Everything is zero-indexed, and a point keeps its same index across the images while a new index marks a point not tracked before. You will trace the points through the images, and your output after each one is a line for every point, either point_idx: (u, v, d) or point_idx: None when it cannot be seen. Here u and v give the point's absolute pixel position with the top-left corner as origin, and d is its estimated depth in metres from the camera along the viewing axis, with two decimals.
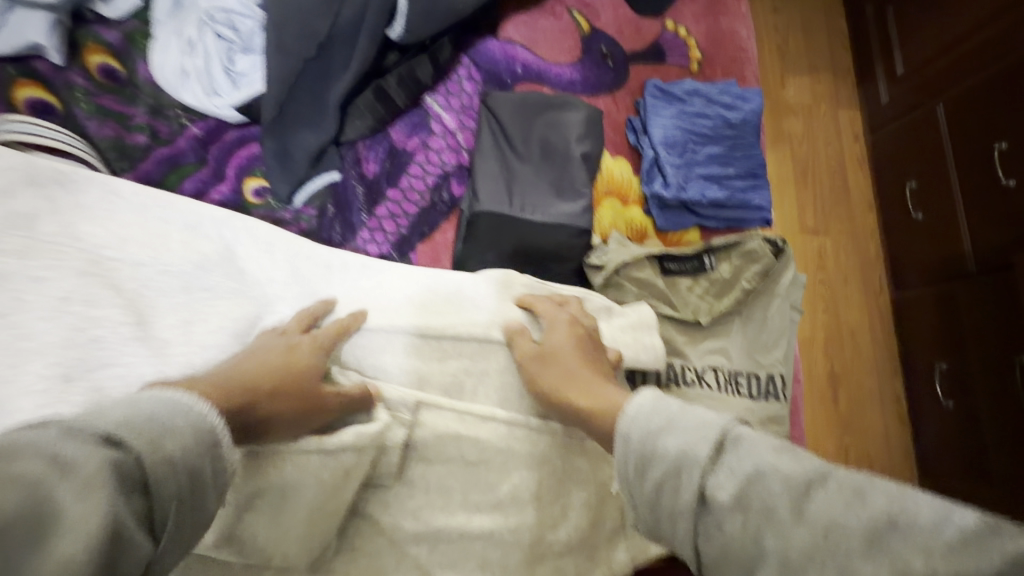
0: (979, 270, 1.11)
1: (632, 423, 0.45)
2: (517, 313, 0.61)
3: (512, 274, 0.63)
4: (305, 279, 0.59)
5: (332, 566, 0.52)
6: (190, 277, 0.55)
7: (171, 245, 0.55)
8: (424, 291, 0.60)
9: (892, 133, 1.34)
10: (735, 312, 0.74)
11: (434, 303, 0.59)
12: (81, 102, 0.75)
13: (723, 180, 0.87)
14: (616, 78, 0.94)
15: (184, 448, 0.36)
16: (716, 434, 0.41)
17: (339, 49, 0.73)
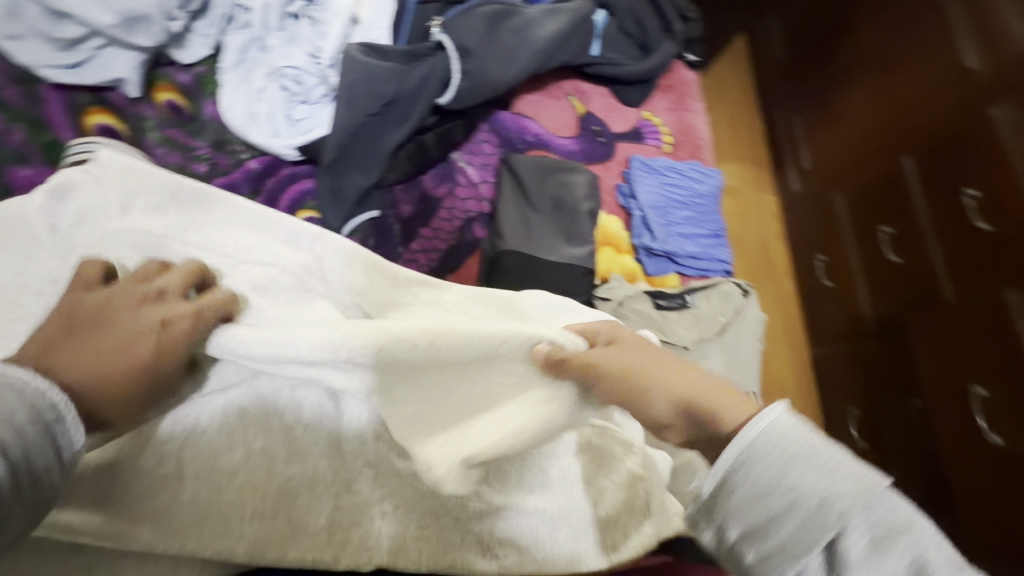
0: (877, 329, 1.35)
1: (772, 438, 0.47)
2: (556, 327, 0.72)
3: (549, 296, 0.74)
4: (376, 291, 0.66)
5: (408, 540, 0.59)
6: (300, 280, 0.64)
7: (281, 253, 0.64)
8: (475, 307, 0.70)
9: (804, 213, 1.65)
10: (714, 340, 0.91)
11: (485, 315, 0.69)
12: (150, 132, 0.83)
13: (694, 238, 1.09)
14: (606, 151, 1.15)
15: (17, 424, 0.41)
16: (870, 489, 0.45)
17: (398, 109, 0.87)
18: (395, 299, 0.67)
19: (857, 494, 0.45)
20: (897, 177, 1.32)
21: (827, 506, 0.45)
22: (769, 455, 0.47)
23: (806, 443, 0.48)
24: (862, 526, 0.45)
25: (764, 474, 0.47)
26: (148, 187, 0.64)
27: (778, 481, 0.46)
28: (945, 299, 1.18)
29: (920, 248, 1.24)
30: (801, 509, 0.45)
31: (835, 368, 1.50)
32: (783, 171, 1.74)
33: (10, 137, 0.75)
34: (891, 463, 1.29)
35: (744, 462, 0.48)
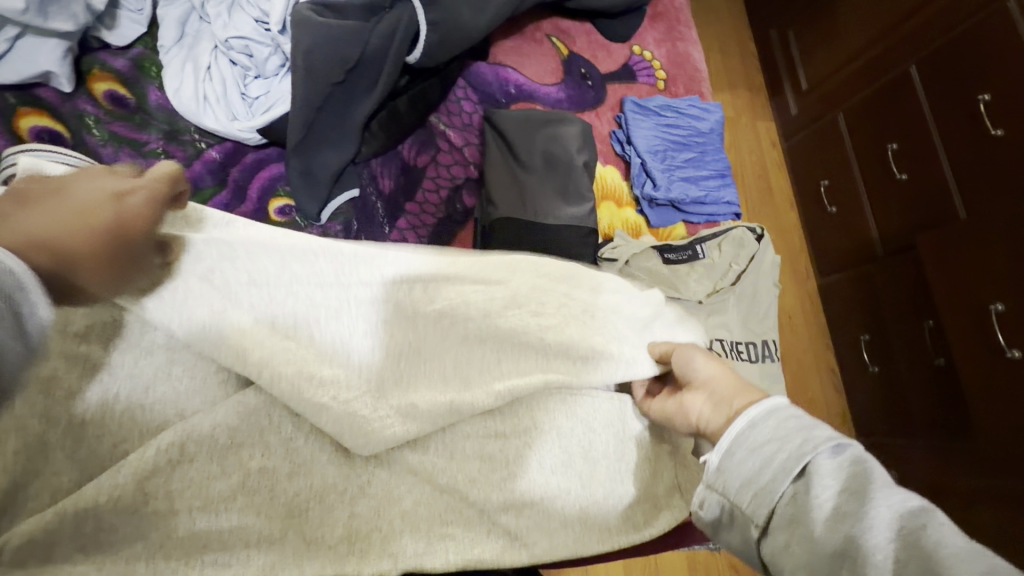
0: (886, 253, 1.30)
1: (743, 440, 0.44)
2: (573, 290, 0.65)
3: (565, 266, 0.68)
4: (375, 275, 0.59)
5: (429, 541, 0.56)
6: (271, 277, 0.55)
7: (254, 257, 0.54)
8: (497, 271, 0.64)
9: (804, 137, 1.56)
10: (730, 291, 0.87)
11: (502, 276, 0.64)
12: (93, 129, 0.75)
13: (699, 181, 1.01)
14: (596, 95, 1.05)
15: None
16: (807, 458, 0.41)
17: (365, 73, 0.78)
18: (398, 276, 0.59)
19: (808, 447, 0.41)
20: (903, 87, 1.23)
21: (791, 461, 0.41)
22: (772, 423, 0.44)
23: (775, 444, 0.42)
24: (824, 470, 0.40)
25: (747, 457, 0.43)
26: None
27: (775, 441, 0.43)
28: (959, 216, 1.12)
29: (930, 161, 1.17)
30: (787, 455, 0.42)
31: (843, 297, 1.45)
32: (781, 95, 1.64)
33: None
34: (907, 388, 1.26)
35: (739, 433, 0.44)
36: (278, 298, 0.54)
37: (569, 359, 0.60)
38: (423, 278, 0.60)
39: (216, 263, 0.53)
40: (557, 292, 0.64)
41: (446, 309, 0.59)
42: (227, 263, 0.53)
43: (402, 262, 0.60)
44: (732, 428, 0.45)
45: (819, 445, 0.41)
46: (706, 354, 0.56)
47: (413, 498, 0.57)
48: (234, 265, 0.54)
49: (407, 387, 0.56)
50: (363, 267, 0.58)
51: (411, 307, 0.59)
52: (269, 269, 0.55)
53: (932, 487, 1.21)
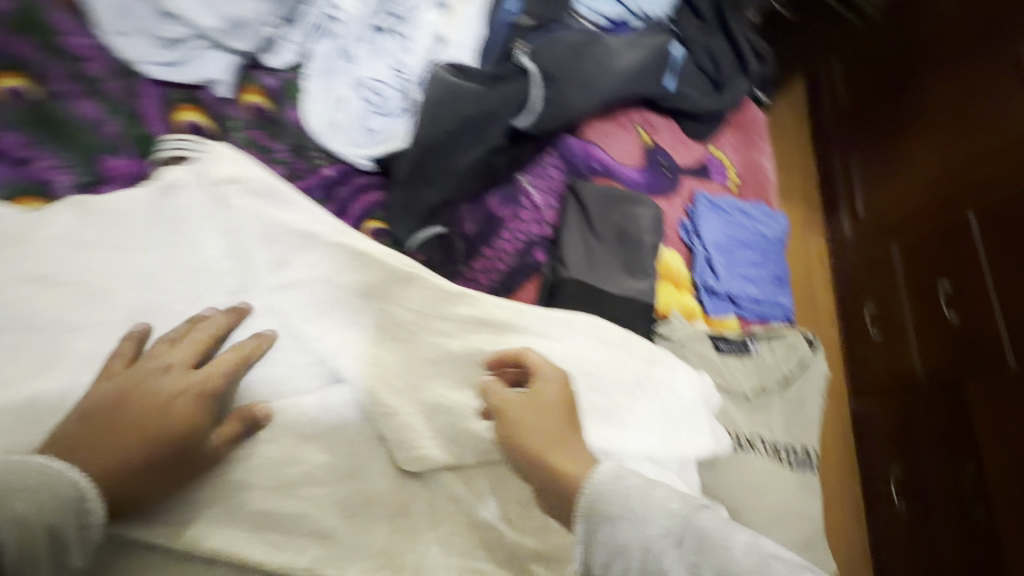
0: (928, 386, 1.28)
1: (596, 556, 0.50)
2: (638, 355, 0.71)
3: (635, 340, 0.72)
4: (462, 309, 0.67)
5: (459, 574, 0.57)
6: (373, 288, 0.62)
7: (365, 269, 0.62)
8: (571, 331, 0.70)
9: (853, 258, 1.60)
10: (777, 392, 0.89)
11: (568, 334, 0.70)
12: (236, 132, 0.85)
13: (757, 281, 1.05)
14: (671, 184, 1.13)
15: None
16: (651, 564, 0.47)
17: (477, 127, 0.88)
18: (479, 319, 0.67)
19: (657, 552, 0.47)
20: (960, 232, 1.27)
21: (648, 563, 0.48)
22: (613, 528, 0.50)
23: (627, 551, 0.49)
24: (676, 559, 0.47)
25: (606, 533, 0.50)
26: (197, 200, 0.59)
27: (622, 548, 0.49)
28: (1008, 366, 1.12)
29: (982, 305, 1.18)
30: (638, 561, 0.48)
31: (877, 424, 1.43)
32: (835, 216, 1.69)
33: (107, 128, 0.77)
34: (939, 535, 1.22)
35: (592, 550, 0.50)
36: (365, 305, 0.61)
37: (608, 417, 0.66)
38: (493, 324, 0.67)
39: (322, 272, 0.60)
40: (613, 355, 0.70)
41: (509, 353, 0.65)
42: (344, 269, 0.61)
43: (481, 307, 0.67)
44: (579, 507, 0.52)
45: (661, 530, 0.49)
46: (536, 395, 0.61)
47: (450, 528, 0.58)
48: (346, 272, 0.61)
49: (468, 415, 0.61)
50: (453, 302, 0.66)
51: (476, 345, 0.65)
52: (371, 281, 0.62)
53: None
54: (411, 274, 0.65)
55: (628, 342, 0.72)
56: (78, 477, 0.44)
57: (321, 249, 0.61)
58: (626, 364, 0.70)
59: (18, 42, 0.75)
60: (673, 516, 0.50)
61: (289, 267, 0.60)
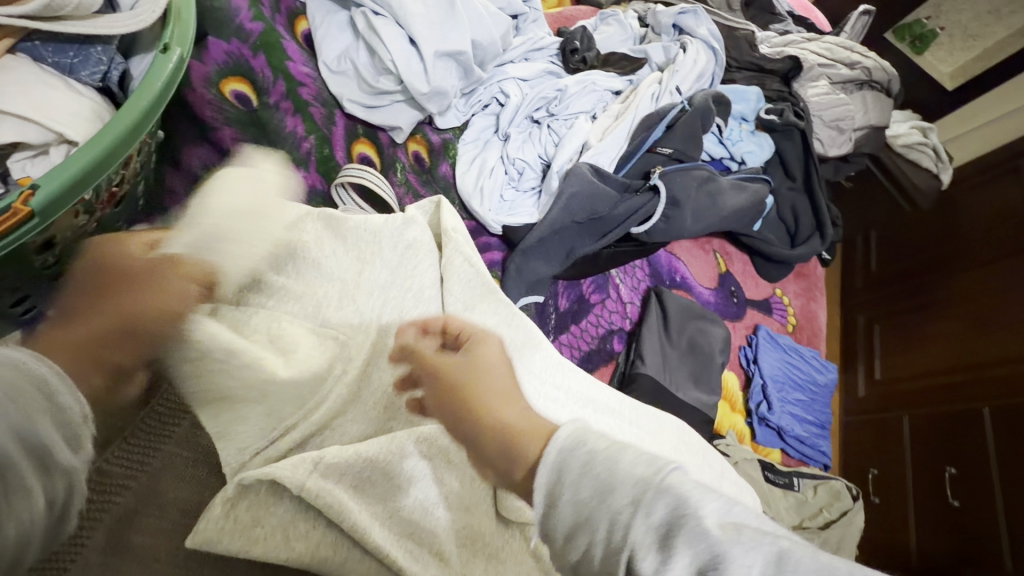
0: (921, 565, 1.40)
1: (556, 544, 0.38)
2: (714, 458, 0.82)
3: (711, 453, 0.82)
4: (576, 382, 0.76)
5: None
6: (515, 344, 0.72)
7: (510, 325, 0.72)
8: (661, 427, 0.79)
9: (860, 422, 1.70)
10: (816, 533, 0.93)
11: (658, 431, 0.78)
12: (398, 172, 0.96)
13: (804, 422, 1.13)
14: (738, 312, 1.24)
15: None
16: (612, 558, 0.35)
17: (603, 224, 1.01)
18: (586, 394, 0.76)
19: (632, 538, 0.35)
20: (973, 422, 1.40)
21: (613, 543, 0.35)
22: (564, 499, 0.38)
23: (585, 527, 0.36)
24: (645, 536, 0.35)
25: (569, 501, 0.38)
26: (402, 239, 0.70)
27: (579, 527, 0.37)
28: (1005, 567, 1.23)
29: (984, 499, 1.31)
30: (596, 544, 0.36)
31: None
32: (851, 373, 1.81)
33: (303, 143, 0.86)
34: None
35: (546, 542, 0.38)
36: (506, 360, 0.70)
37: None
38: (597, 403, 0.76)
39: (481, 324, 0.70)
40: (695, 461, 0.78)
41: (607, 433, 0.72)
42: (501, 325, 0.72)
43: (586, 381, 0.77)
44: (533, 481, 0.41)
45: (634, 492, 0.36)
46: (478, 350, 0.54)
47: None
48: (502, 326, 0.72)
49: None
50: (572, 375, 0.76)
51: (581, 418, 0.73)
52: (514, 339, 0.72)
53: None
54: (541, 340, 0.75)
55: (703, 451, 0.81)
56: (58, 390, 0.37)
57: (490, 302, 0.72)
58: (703, 470, 0.78)
59: (253, 57, 0.81)
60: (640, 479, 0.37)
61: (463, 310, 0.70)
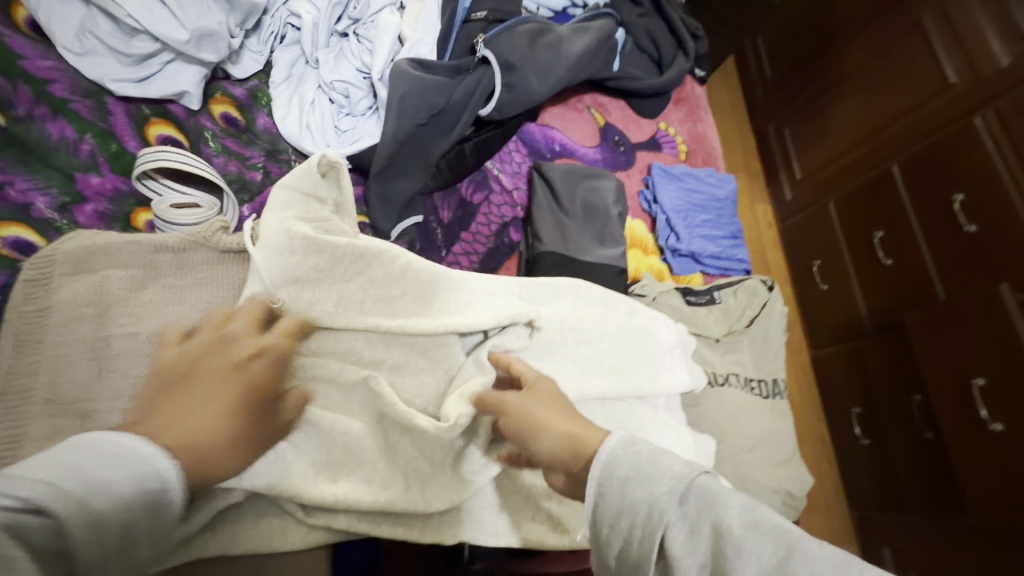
0: (874, 329, 1.49)
1: (608, 481, 0.45)
2: (626, 302, 0.80)
3: (620, 299, 0.79)
4: (464, 278, 0.69)
5: (471, 505, 0.63)
6: (379, 289, 0.63)
7: (374, 273, 0.62)
8: (553, 292, 0.75)
9: (798, 221, 1.78)
10: (744, 333, 0.96)
11: (555, 285, 0.75)
12: (209, 142, 0.87)
13: (715, 239, 1.15)
14: (627, 160, 1.21)
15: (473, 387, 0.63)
16: (674, 500, 0.42)
17: (445, 119, 0.95)
18: (480, 290, 0.69)
19: (675, 490, 0.43)
20: (887, 182, 1.44)
21: (654, 515, 0.42)
22: (636, 452, 0.46)
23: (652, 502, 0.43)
24: (682, 521, 0.41)
25: (614, 499, 0.45)
26: (353, 251, 0.61)
27: (626, 505, 0.43)
28: (938, 297, 1.31)
29: (909, 249, 1.38)
30: (644, 517, 0.42)
31: (837, 369, 1.63)
32: (777, 182, 1.87)
33: (81, 147, 0.76)
34: (897, 459, 1.41)
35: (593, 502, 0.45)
36: (396, 306, 0.63)
37: (598, 368, 0.72)
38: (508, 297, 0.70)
39: (345, 280, 0.61)
40: (598, 312, 0.76)
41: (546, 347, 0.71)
42: (370, 280, 0.63)
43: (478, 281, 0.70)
44: (605, 453, 0.47)
45: (666, 489, 0.43)
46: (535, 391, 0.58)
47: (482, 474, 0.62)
48: (375, 268, 0.62)
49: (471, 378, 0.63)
50: (467, 282, 0.69)
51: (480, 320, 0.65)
52: (384, 274, 0.63)
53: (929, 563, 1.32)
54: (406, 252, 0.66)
55: (613, 298, 0.78)
56: (166, 467, 0.41)
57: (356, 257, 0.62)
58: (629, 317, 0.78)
59: None
60: (680, 475, 0.44)
61: (332, 272, 0.61)
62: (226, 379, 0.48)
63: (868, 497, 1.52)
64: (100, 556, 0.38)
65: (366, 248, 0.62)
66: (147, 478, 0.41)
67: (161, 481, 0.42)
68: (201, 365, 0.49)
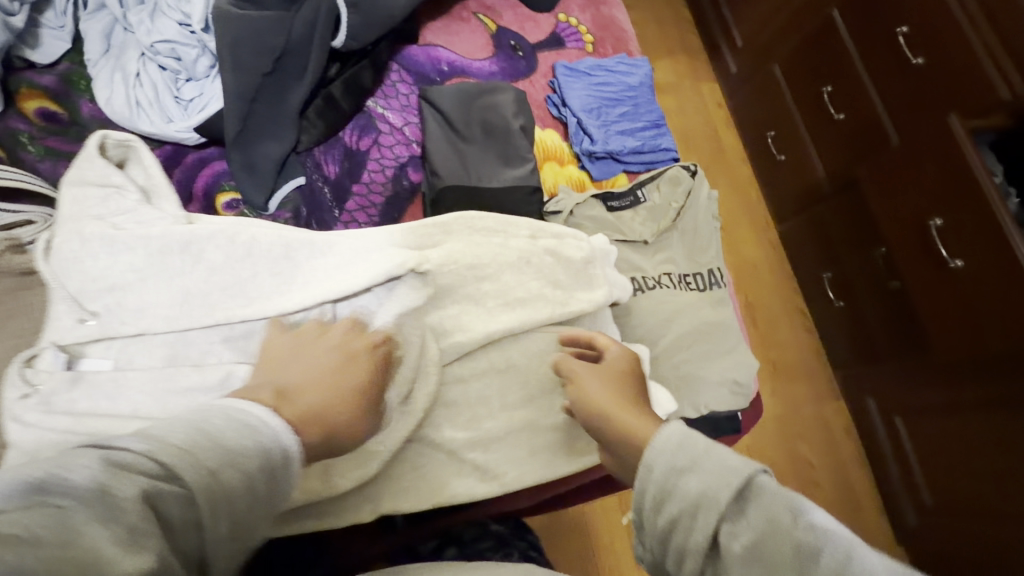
0: (833, 190, 1.43)
1: (656, 459, 0.45)
2: (530, 225, 0.72)
3: (521, 221, 0.71)
4: (328, 240, 0.61)
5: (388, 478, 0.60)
6: (216, 273, 0.57)
7: (209, 257, 0.57)
8: (444, 231, 0.67)
9: (745, 93, 1.68)
10: (673, 228, 0.89)
11: (447, 223, 0.67)
12: (28, 146, 0.76)
13: (635, 133, 1.05)
14: (528, 65, 1.08)
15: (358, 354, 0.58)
16: (737, 482, 0.42)
17: (293, 61, 0.84)
18: (351, 247, 0.61)
19: (730, 486, 0.42)
20: (829, 28, 1.34)
21: (715, 503, 0.42)
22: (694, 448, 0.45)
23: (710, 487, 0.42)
24: (744, 516, 0.41)
25: (656, 476, 0.45)
26: (168, 238, 0.56)
27: (683, 497, 0.43)
28: (892, 142, 1.23)
29: (858, 97, 1.29)
30: (707, 507, 0.42)
31: (804, 238, 1.58)
32: (720, 58, 1.75)
33: None
34: (869, 317, 1.39)
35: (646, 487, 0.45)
36: (245, 287, 0.58)
37: (503, 301, 0.66)
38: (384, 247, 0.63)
39: (176, 270, 0.56)
40: (497, 242, 0.68)
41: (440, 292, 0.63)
42: (207, 266, 0.57)
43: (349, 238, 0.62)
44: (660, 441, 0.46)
45: (728, 487, 0.42)
46: (602, 376, 0.58)
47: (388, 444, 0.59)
48: (208, 253, 0.57)
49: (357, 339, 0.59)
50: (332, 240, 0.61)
51: (349, 282, 0.59)
52: (222, 256, 0.57)
53: (909, 408, 1.32)
54: (246, 225, 0.59)
55: (515, 224, 0.71)
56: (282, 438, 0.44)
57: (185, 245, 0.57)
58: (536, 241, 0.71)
59: None
60: (732, 471, 0.43)
61: (153, 265, 0.56)
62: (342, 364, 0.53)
63: (846, 359, 1.50)
64: (243, 512, 0.40)
65: (189, 232, 0.56)
66: (271, 450, 0.43)
67: (285, 453, 0.44)
68: (327, 348, 0.54)
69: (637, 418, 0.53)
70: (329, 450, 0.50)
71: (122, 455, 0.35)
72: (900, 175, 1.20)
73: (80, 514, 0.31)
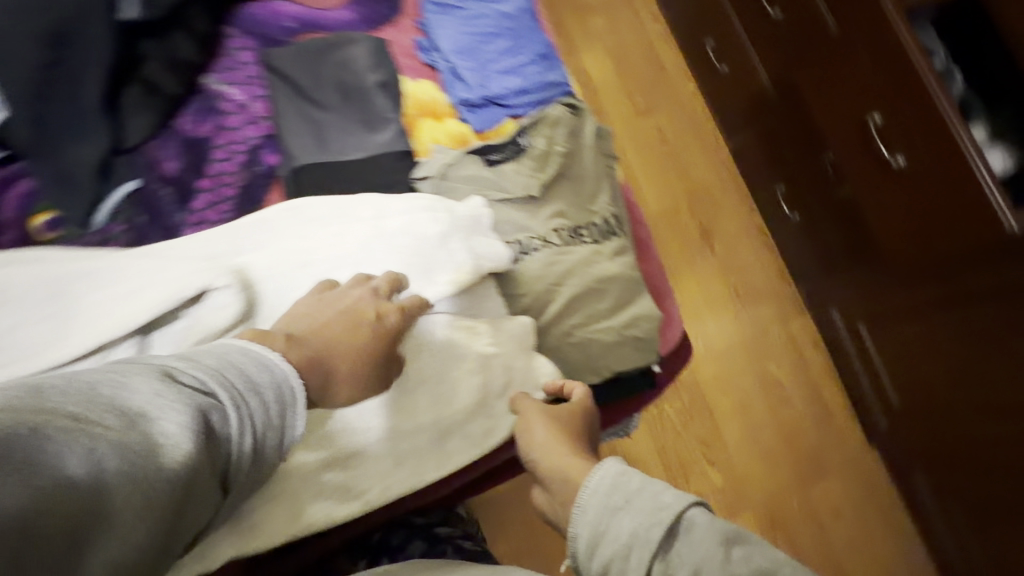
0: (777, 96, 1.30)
1: (596, 494, 0.55)
2: (360, 211, 0.70)
3: (354, 205, 0.70)
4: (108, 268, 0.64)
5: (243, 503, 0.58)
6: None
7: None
8: (273, 235, 0.69)
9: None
10: (561, 177, 0.79)
11: (268, 225, 0.69)
12: None
13: (520, 69, 0.92)
14: (390, 6, 0.94)
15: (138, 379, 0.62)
16: (670, 519, 0.51)
17: (79, 45, 0.72)
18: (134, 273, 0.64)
19: (652, 521, 0.51)
20: None
21: (641, 538, 0.50)
22: (619, 480, 0.56)
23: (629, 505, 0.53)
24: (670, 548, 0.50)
25: (591, 519, 0.54)
26: None
27: (614, 528, 0.52)
28: (830, 29, 1.07)
29: None
30: (640, 542, 0.50)
31: (754, 151, 1.47)
32: None
33: None
34: (824, 228, 1.31)
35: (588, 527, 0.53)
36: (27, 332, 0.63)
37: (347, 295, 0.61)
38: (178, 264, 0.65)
39: None
40: (331, 233, 0.68)
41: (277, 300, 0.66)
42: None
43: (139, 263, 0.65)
44: (599, 474, 0.57)
45: (656, 520, 0.51)
46: (550, 415, 0.66)
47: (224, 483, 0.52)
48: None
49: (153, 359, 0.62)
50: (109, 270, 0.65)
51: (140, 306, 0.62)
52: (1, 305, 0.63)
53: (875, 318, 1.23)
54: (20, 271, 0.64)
55: (347, 209, 0.70)
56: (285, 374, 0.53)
57: None
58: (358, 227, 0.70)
59: None
60: (668, 505, 0.52)
61: None
62: (351, 321, 0.60)
63: (810, 273, 1.42)
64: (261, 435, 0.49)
65: None
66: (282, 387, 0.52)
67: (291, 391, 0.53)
68: (340, 302, 0.62)
69: (573, 455, 0.61)
70: (325, 392, 0.59)
71: (177, 375, 0.45)
72: (839, 71, 1.07)
73: (144, 403, 0.42)
